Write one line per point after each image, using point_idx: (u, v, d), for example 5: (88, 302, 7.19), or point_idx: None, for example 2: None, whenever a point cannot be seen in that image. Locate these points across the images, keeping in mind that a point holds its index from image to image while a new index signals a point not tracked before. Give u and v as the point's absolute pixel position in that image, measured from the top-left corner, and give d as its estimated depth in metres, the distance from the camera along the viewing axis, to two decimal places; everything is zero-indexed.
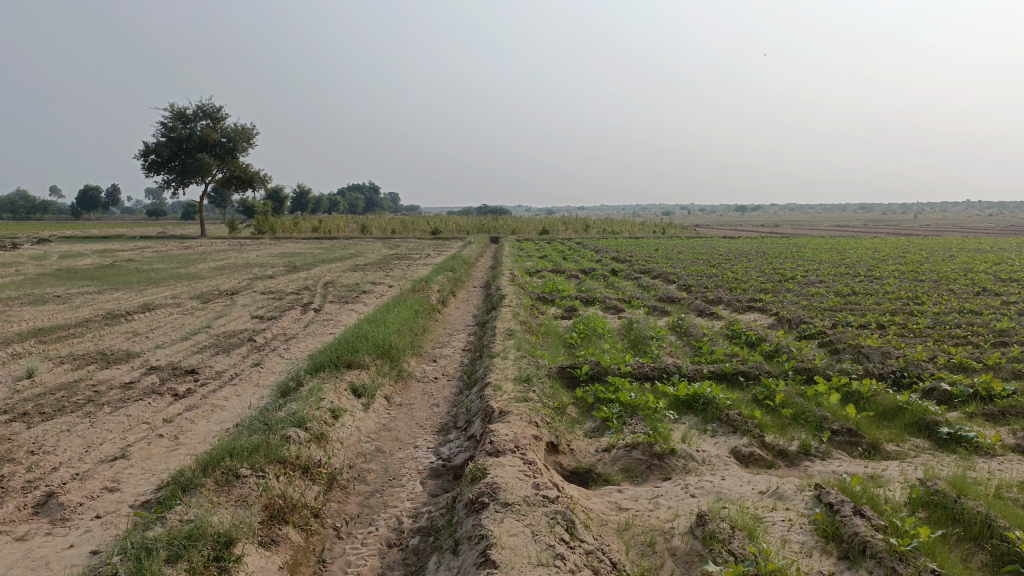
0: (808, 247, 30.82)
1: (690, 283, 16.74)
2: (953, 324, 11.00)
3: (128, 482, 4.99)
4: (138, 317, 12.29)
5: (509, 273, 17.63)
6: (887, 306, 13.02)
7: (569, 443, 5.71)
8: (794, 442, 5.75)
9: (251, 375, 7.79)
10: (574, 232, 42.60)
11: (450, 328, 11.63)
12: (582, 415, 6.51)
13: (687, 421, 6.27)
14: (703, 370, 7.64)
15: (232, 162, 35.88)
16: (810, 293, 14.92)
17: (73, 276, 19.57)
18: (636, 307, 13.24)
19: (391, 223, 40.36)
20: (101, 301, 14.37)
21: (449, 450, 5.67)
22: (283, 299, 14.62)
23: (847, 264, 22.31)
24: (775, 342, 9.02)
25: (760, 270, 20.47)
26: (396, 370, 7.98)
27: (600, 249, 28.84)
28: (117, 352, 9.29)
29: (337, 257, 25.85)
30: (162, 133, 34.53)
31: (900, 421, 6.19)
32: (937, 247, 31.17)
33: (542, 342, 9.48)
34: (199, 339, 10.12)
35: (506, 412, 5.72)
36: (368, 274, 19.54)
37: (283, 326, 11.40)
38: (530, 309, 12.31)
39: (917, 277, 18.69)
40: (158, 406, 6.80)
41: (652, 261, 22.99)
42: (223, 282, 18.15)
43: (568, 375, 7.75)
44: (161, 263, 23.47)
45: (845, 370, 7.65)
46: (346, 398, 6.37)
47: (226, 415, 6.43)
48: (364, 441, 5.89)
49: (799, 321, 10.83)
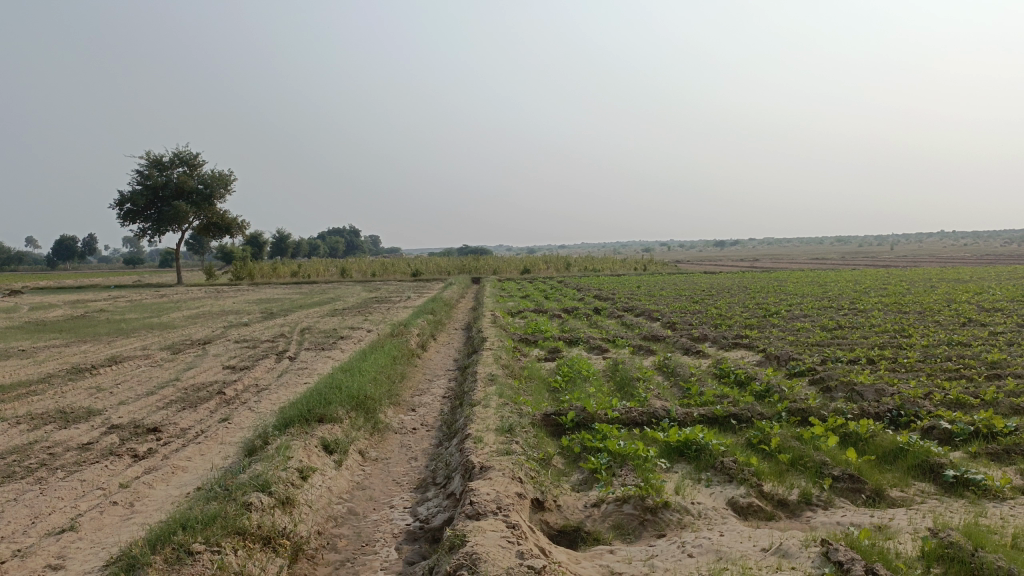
0: (790, 281, 30.85)
1: (675, 319, 16.52)
2: (943, 357, 10.79)
3: (75, 557, 4.53)
4: (105, 371, 11.81)
5: (490, 314, 17.32)
6: (874, 339, 12.82)
7: (555, 499, 5.34)
8: (794, 490, 5.42)
9: (218, 432, 7.36)
10: (555, 271, 42.50)
11: (430, 374, 11.27)
12: (569, 466, 6.14)
13: (680, 470, 5.92)
14: (693, 413, 7.31)
15: (209, 209, 35.54)
16: (796, 327, 14.74)
17: (41, 328, 19.00)
18: (621, 346, 12.95)
19: (372, 265, 40.02)
20: (68, 354, 13.86)
21: (427, 511, 5.29)
22: (258, 348, 14.19)
23: (830, 297, 22.25)
24: (765, 381, 8.73)
25: (744, 305, 20.32)
26: (372, 421, 7.59)
27: (582, 288, 28.68)
28: (78, 409, 8.83)
29: (316, 302, 25.46)
30: (138, 181, 34.17)
31: (902, 463, 5.88)
32: (917, 279, 31.31)
33: (525, 387, 9.13)
34: (166, 394, 9.68)
35: (487, 467, 5.36)
36: (346, 319, 19.15)
37: (256, 376, 10.97)
38: (512, 351, 11.99)
39: (901, 309, 18.60)
40: (115, 470, 6.34)
41: (634, 299, 22.80)
42: (196, 330, 17.67)
43: (553, 422, 7.37)
44: (135, 313, 22.95)
45: (840, 410, 7.35)
46: (316, 455, 5.97)
47: (188, 478, 6.00)
48: (336, 502, 5.49)
49: (788, 357, 10.59)
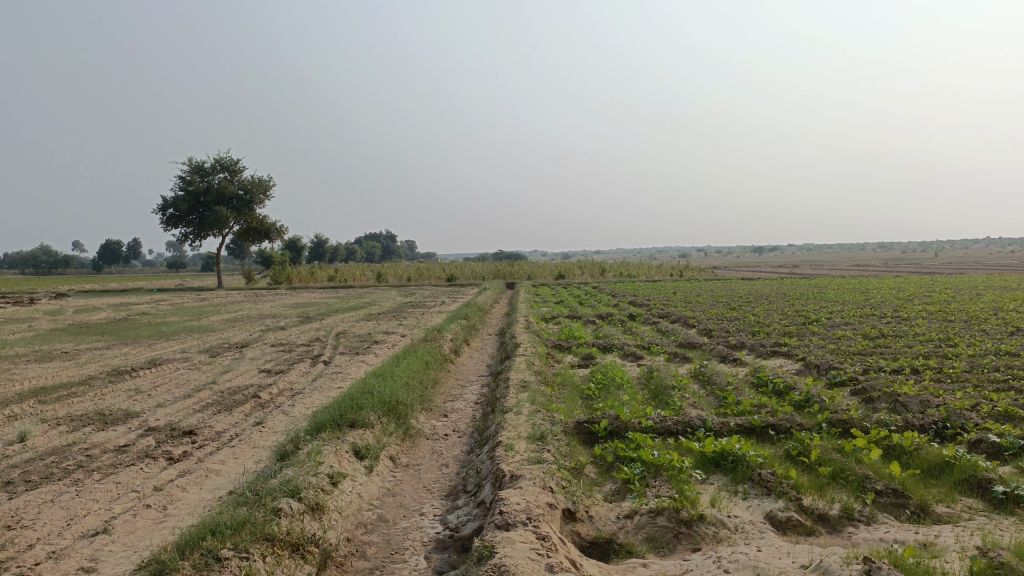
0: (830, 288, 30.27)
1: (711, 326, 16.26)
2: (991, 367, 10.44)
3: (108, 560, 4.55)
4: (144, 373, 12.00)
5: (524, 319, 17.25)
6: (918, 348, 12.47)
7: (587, 509, 5.24)
8: (835, 505, 5.25)
9: (251, 436, 7.40)
10: (590, 276, 42.31)
11: (463, 380, 11.23)
12: (601, 476, 6.03)
13: (715, 482, 5.78)
14: (730, 423, 7.14)
15: (248, 214, 36.05)
16: (837, 336, 14.42)
17: (85, 331, 19.42)
18: (656, 353, 12.77)
19: (407, 270, 40.22)
20: (109, 356, 14.11)
21: (457, 519, 5.23)
22: (293, 352, 14.30)
23: (872, 305, 21.76)
24: (804, 390, 8.52)
25: (783, 312, 19.96)
26: (404, 427, 7.56)
27: (617, 293, 28.47)
28: (116, 412, 8.96)
29: (351, 306, 25.64)
30: (180, 187, 34.81)
31: (949, 477, 5.66)
32: (963, 286, 30.51)
33: (558, 394, 9.04)
34: (203, 397, 9.78)
35: (517, 476, 5.28)
36: (381, 324, 19.22)
37: (290, 380, 11.04)
38: (546, 358, 11.89)
39: (946, 317, 18.10)
40: (150, 472, 6.40)
41: (670, 306, 22.54)
42: (234, 334, 17.90)
43: (586, 431, 7.27)
44: (175, 316, 23.36)
45: (883, 422, 7.12)
46: (347, 461, 5.95)
47: (221, 482, 6.02)
48: (366, 509, 5.46)
49: (829, 366, 10.34)
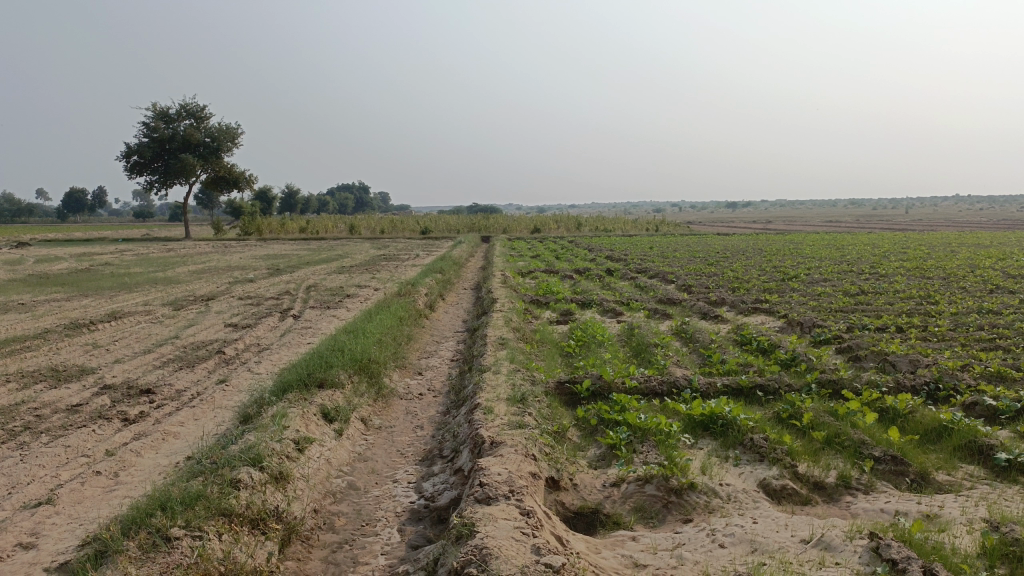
0: (807, 244, 30.19)
1: (691, 282, 15.98)
2: (975, 326, 10.27)
3: (50, 535, 4.15)
4: (103, 327, 11.45)
5: (500, 274, 16.84)
6: (900, 306, 12.30)
7: (572, 477, 4.92)
8: (831, 472, 4.99)
9: (214, 395, 6.98)
10: (566, 230, 41.93)
11: (438, 336, 10.83)
12: (585, 439, 5.72)
13: (705, 446, 5.49)
14: (717, 383, 6.87)
15: (216, 162, 34.94)
16: (817, 292, 14.23)
17: (44, 281, 18.65)
18: (636, 309, 12.47)
19: (380, 222, 39.51)
20: (68, 309, 13.50)
21: (433, 487, 4.89)
22: (261, 305, 13.78)
23: (849, 261, 21.68)
24: (791, 349, 8.27)
25: (761, 268, 19.77)
26: (376, 386, 7.18)
27: (593, 248, 28.15)
28: (71, 368, 8.46)
29: (323, 258, 25.01)
30: (144, 133, 33.60)
31: (946, 443, 5.43)
32: (937, 242, 30.62)
33: (537, 352, 8.69)
34: (164, 352, 9.32)
35: (498, 443, 4.94)
36: (353, 277, 18.70)
37: (258, 335, 10.57)
38: (523, 313, 11.53)
39: (924, 274, 18.01)
40: (102, 435, 5.97)
41: (647, 261, 22.22)
42: (201, 286, 17.31)
43: (567, 391, 6.95)
44: (140, 267, 22.61)
45: (874, 383, 6.89)
46: (315, 425, 5.57)
47: (179, 446, 5.61)
48: (335, 476, 5.10)
49: (813, 324, 10.09)
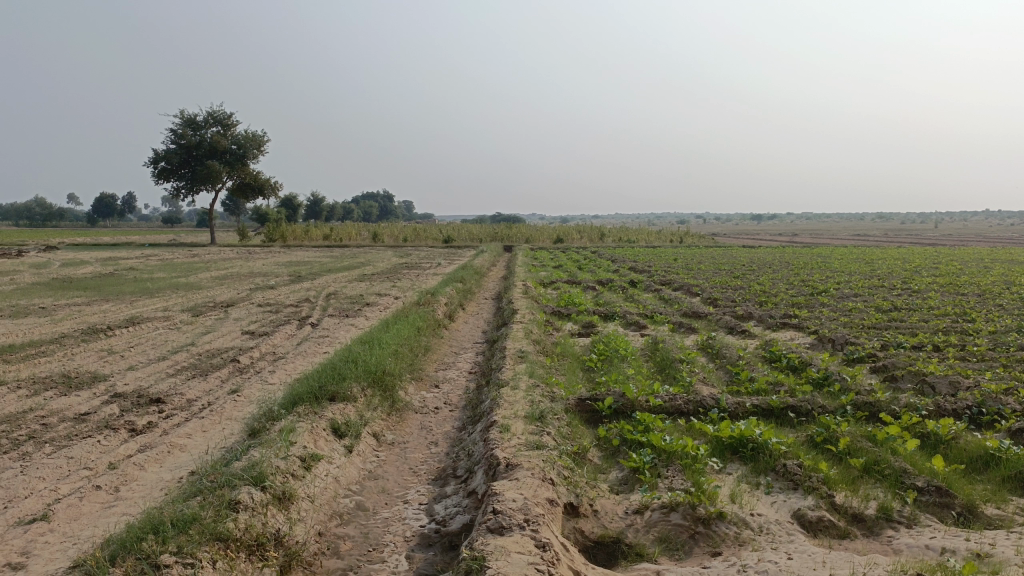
0: (835, 257, 29.61)
1: (717, 295, 15.61)
2: (1016, 345, 9.84)
3: (41, 554, 3.95)
4: (120, 333, 11.35)
5: (522, 284, 16.59)
6: (936, 323, 11.87)
7: (592, 502, 4.64)
8: (871, 503, 4.66)
9: (224, 406, 6.79)
10: (589, 240, 41.64)
11: (457, 347, 10.59)
12: (606, 461, 5.42)
13: (734, 471, 5.18)
14: (746, 403, 6.54)
15: (242, 169, 35.10)
16: (847, 308, 13.83)
17: (67, 285, 18.69)
18: (660, 323, 12.16)
19: (404, 230, 39.48)
20: (87, 313, 13.45)
21: (445, 511, 4.62)
22: (280, 313, 13.63)
23: (880, 275, 21.17)
24: (823, 367, 7.91)
25: (789, 281, 19.35)
26: (390, 399, 6.95)
27: (617, 259, 27.81)
28: (83, 374, 8.32)
29: (345, 266, 24.94)
30: (172, 140, 33.86)
31: (994, 473, 5.07)
32: (970, 258, 29.91)
33: (557, 366, 8.42)
34: (178, 359, 9.16)
35: (514, 465, 4.67)
36: (374, 285, 18.54)
37: (274, 344, 10.40)
38: (544, 325, 11.25)
39: (958, 290, 17.48)
40: (107, 447, 5.79)
41: (672, 272, 21.88)
42: (221, 292, 17.22)
43: (588, 409, 6.66)
44: (163, 272, 22.65)
45: (912, 406, 6.52)
46: (324, 440, 5.33)
47: (183, 460, 5.41)
48: (343, 496, 4.87)
49: (845, 341, 9.72)
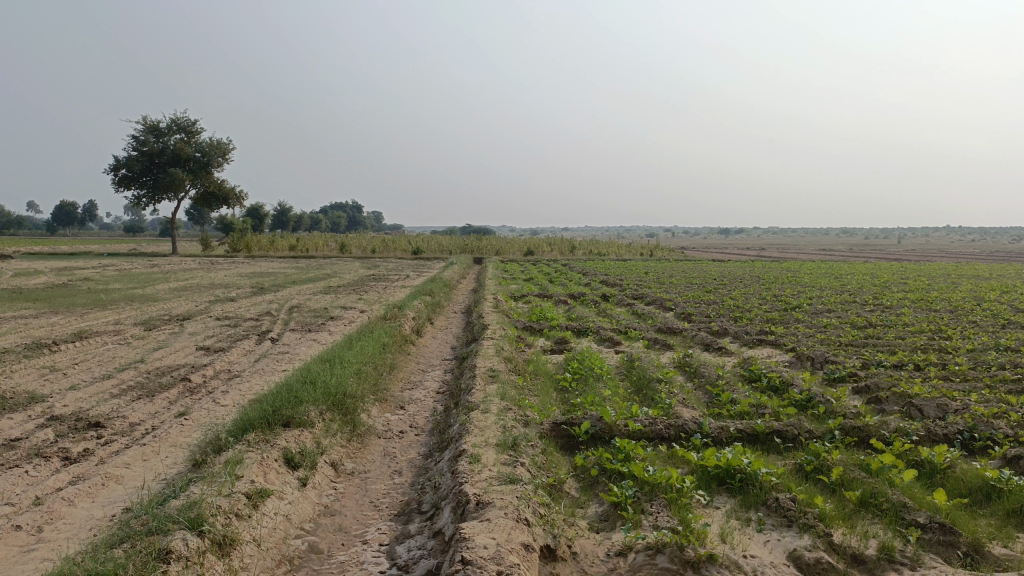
0: (805, 272, 29.70)
1: (690, 310, 15.35)
2: (996, 364, 9.65)
3: None
4: (66, 348, 10.66)
5: (492, 298, 16.17)
6: (913, 341, 11.70)
7: (570, 544, 4.22)
8: (871, 542, 4.30)
9: (170, 432, 6.24)
10: (560, 253, 41.43)
11: (424, 365, 10.11)
12: (584, 494, 5.01)
13: (723, 505, 4.80)
14: (729, 428, 6.18)
15: (206, 177, 34.26)
16: (822, 324, 13.66)
17: (15, 296, 17.79)
18: (635, 339, 11.83)
19: (372, 241, 38.85)
20: (32, 326, 12.69)
21: (408, 554, 4.16)
22: (239, 327, 13.01)
23: (850, 290, 21.15)
24: (806, 388, 7.58)
25: (762, 296, 19.17)
26: (351, 423, 6.47)
27: (588, 272, 27.52)
28: (19, 394, 7.66)
29: (310, 277, 24.30)
30: (133, 147, 32.92)
31: (996, 506, 4.76)
32: (935, 273, 30.25)
33: (530, 386, 8.01)
34: (125, 378, 8.55)
35: (485, 504, 4.25)
36: (339, 298, 17.95)
37: (230, 360, 9.83)
38: (515, 342, 10.82)
39: (929, 306, 17.46)
40: (35, 478, 5.21)
41: (643, 286, 21.61)
42: (179, 305, 16.51)
43: (563, 434, 6.25)
44: (119, 283, 21.80)
45: (902, 431, 6.22)
46: (275, 474, 4.87)
47: (118, 494, 4.86)
48: (294, 538, 4.39)
49: (825, 359, 9.43)
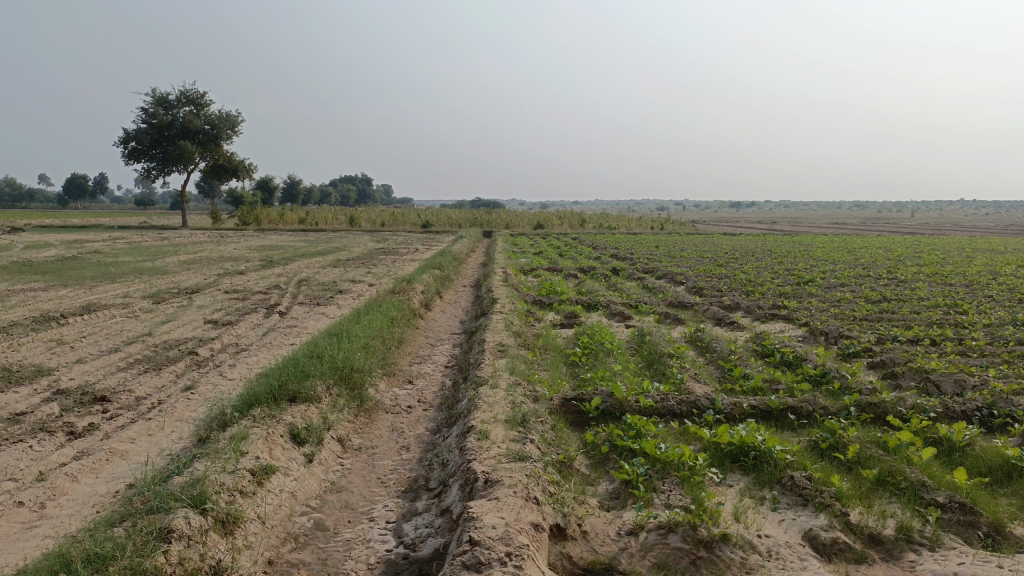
0: (818, 246, 29.36)
1: (701, 284, 15.17)
2: (1014, 339, 9.47)
3: None
4: (75, 321, 10.63)
5: (501, 271, 16.04)
6: (929, 315, 11.52)
7: (580, 523, 4.13)
8: (889, 522, 4.20)
9: (176, 406, 6.19)
10: (569, 226, 41.18)
11: (433, 339, 10.03)
12: (594, 471, 4.91)
13: (736, 483, 4.70)
14: (743, 404, 6.07)
15: (215, 150, 34.11)
16: (836, 298, 13.47)
17: (25, 269, 17.79)
18: (645, 313, 11.70)
19: (381, 215, 38.68)
20: (41, 300, 12.66)
21: (415, 532, 4.09)
22: (248, 300, 12.96)
23: (863, 264, 20.90)
24: (820, 364, 7.44)
25: (774, 270, 18.96)
26: (358, 398, 6.39)
27: (598, 245, 27.29)
28: (26, 367, 7.62)
29: (319, 250, 24.22)
30: (142, 119, 32.78)
31: (1019, 486, 4.64)
32: (950, 247, 29.88)
33: (539, 361, 7.91)
34: (132, 352, 8.50)
35: (493, 482, 4.16)
36: (347, 271, 17.85)
37: (238, 334, 9.77)
38: (525, 316, 10.71)
39: (945, 280, 17.21)
40: (40, 453, 5.16)
41: (654, 260, 21.43)
42: (188, 278, 16.47)
43: (573, 410, 6.15)
44: (129, 256, 21.77)
45: (919, 408, 6.09)
46: (280, 450, 4.80)
47: (122, 469, 4.80)
48: (300, 515, 4.33)
49: (839, 334, 9.28)
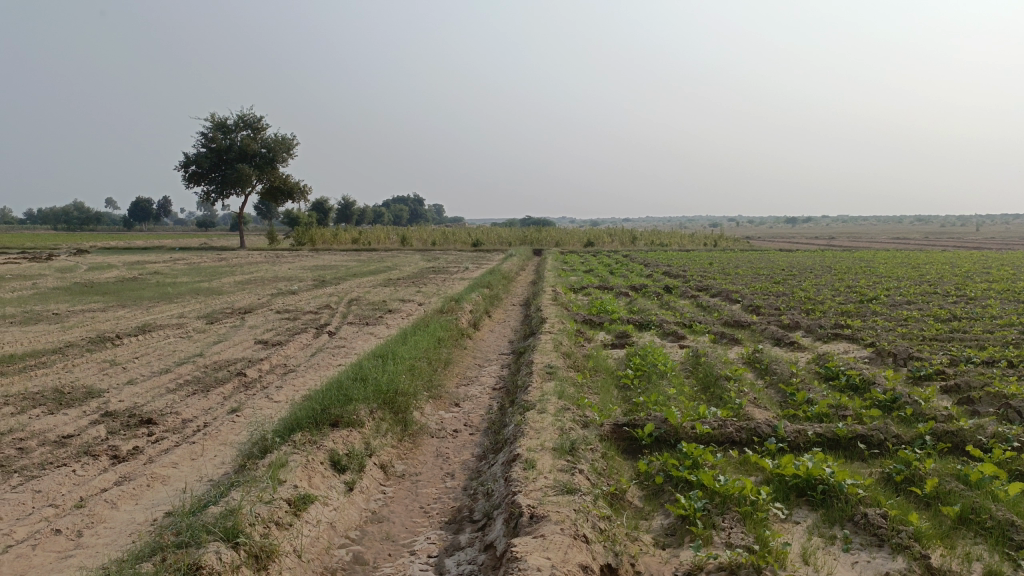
0: (880, 261, 28.41)
1: (758, 302, 14.68)
2: None
3: None
4: (129, 342, 10.75)
5: (551, 290, 15.83)
6: (1003, 335, 10.87)
7: (633, 562, 3.85)
8: (976, 567, 3.80)
9: (220, 429, 6.11)
10: (620, 244, 40.80)
11: (481, 359, 9.85)
12: (648, 504, 4.62)
13: (803, 520, 4.36)
14: (807, 431, 5.70)
15: (271, 172, 34.77)
16: (903, 316, 12.87)
17: (86, 290, 18.21)
18: (700, 332, 11.34)
19: (432, 234, 38.86)
20: (99, 320, 12.90)
21: (457, 569, 3.87)
22: (298, 320, 12.99)
23: (929, 281, 20.07)
24: (890, 388, 6.99)
25: (834, 287, 18.29)
26: (402, 422, 6.22)
27: (650, 263, 26.84)
28: (77, 389, 7.66)
29: (371, 270, 24.33)
30: (202, 144, 33.64)
31: None
32: (1021, 262, 28.62)
33: (589, 383, 7.64)
34: (182, 373, 8.51)
35: (539, 517, 3.93)
36: (398, 291, 17.84)
37: (287, 355, 9.75)
38: (575, 336, 10.45)
39: (1017, 297, 16.38)
40: (83, 478, 5.10)
41: (708, 277, 20.95)
42: (241, 298, 16.61)
43: (625, 437, 5.87)
44: (185, 276, 22.17)
45: (1001, 437, 5.63)
46: (320, 478, 4.64)
47: (161, 496, 4.71)
48: (338, 548, 4.15)
49: (908, 356, 8.78)
